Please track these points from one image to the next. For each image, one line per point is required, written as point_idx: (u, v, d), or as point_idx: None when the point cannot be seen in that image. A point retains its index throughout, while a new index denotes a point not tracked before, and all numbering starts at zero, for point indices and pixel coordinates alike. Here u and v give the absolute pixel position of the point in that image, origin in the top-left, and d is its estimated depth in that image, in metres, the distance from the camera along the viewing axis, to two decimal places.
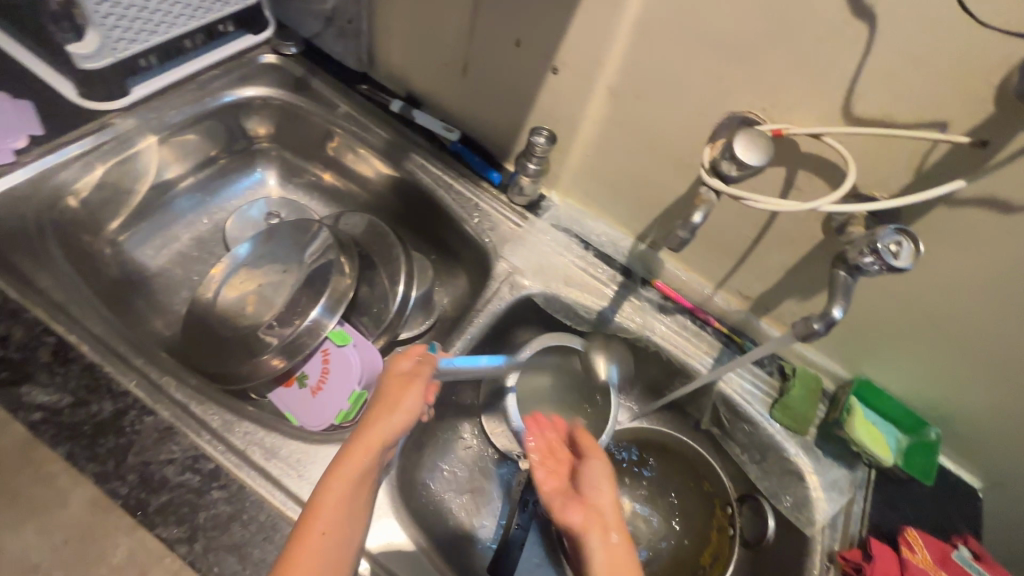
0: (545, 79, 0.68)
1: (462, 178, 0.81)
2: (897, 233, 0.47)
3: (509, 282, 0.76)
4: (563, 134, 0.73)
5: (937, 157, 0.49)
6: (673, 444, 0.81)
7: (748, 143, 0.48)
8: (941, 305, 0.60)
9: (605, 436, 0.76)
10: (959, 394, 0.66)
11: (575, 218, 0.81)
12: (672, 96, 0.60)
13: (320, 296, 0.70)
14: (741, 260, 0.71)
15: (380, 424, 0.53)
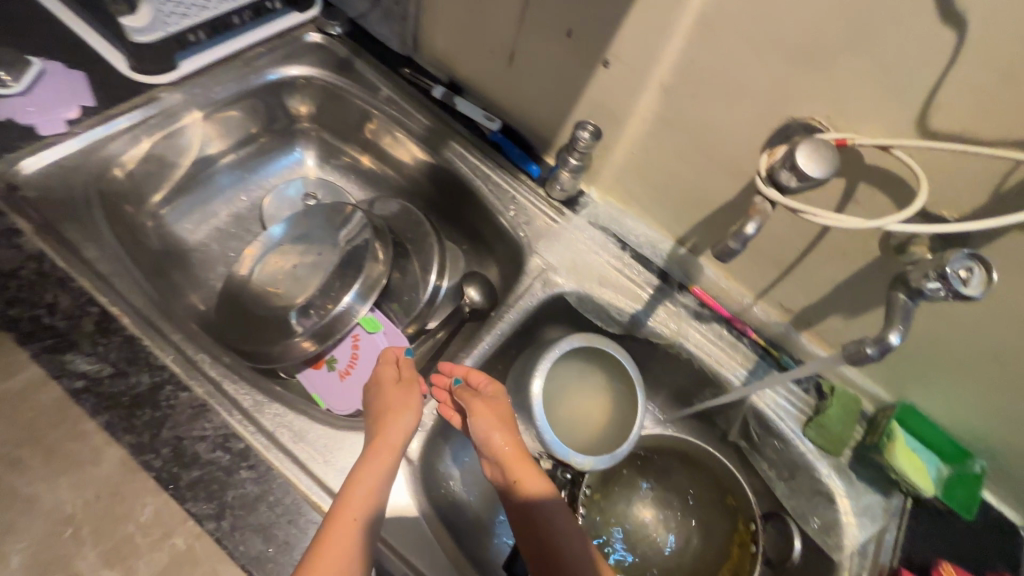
0: (594, 72, 0.66)
1: (500, 169, 0.80)
2: (968, 258, 0.44)
3: (542, 279, 0.75)
4: (608, 130, 0.71)
5: (1019, 179, 0.46)
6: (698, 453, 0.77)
7: (811, 152, 0.45)
8: (1003, 335, 0.56)
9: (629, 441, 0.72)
10: (1012, 429, 0.63)
11: (614, 217, 0.78)
12: (729, 97, 0.57)
13: (354, 281, 0.69)
14: (786, 272, 0.68)
15: (391, 420, 0.55)
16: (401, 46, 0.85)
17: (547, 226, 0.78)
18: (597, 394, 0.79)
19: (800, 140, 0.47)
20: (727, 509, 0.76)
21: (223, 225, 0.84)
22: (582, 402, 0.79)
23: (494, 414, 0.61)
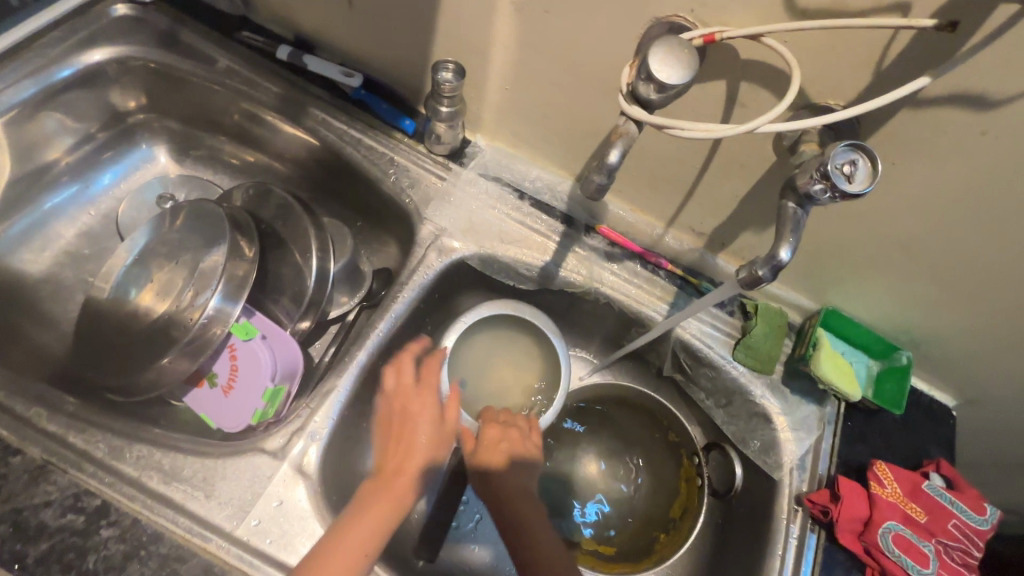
0: (439, 0, 0.57)
1: (371, 130, 0.71)
2: (850, 150, 0.39)
3: (436, 247, 0.67)
4: (474, 66, 0.62)
5: (899, 49, 0.40)
6: (631, 397, 0.76)
7: (665, 57, 0.39)
8: (910, 223, 0.53)
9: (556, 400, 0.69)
10: (932, 316, 0.61)
11: (504, 163, 0.71)
12: (585, 5, 0.50)
13: (215, 283, 0.61)
14: (690, 194, 0.63)
15: (419, 444, 0.55)
16: (231, 4, 0.73)
17: (433, 185, 0.70)
18: (521, 357, 0.74)
19: (653, 43, 0.40)
20: (670, 446, 0.75)
21: (71, 247, 0.74)
22: (506, 368, 0.74)
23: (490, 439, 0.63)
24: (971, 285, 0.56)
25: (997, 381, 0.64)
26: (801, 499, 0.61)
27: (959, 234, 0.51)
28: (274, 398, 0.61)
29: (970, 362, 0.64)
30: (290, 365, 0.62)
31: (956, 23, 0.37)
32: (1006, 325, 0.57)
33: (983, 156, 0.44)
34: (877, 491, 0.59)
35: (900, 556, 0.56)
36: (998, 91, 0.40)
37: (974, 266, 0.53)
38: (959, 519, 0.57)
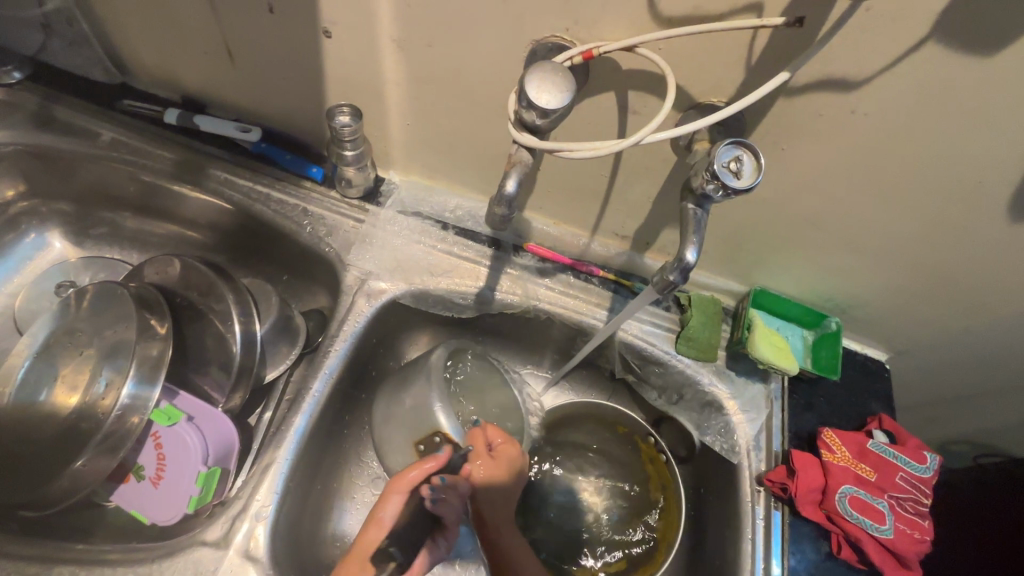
0: (320, 47, 0.55)
1: (278, 183, 0.68)
2: (734, 148, 0.40)
3: (364, 292, 0.65)
4: (370, 106, 0.61)
5: (761, 46, 0.42)
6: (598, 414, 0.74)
7: (542, 82, 0.39)
8: (811, 204, 0.55)
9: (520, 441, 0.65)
10: (848, 282, 0.64)
11: (420, 197, 0.70)
12: (463, 37, 0.50)
13: (127, 369, 0.57)
14: (605, 201, 0.63)
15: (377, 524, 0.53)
16: (107, 73, 0.70)
17: (352, 230, 0.68)
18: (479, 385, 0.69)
19: (528, 71, 0.40)
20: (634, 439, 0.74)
21: None
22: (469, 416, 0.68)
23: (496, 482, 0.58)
24: (875, 252, 0.58)
25: (917, 331, 0.67)
26: (761, 480, 0.62)
27: (857, 207, 0.53)
28: (208, 481, 0.58)
29: (892, 318, 0.67)
30: (226, 445, 0.60)
31: (801, 19, 0.39)
32: (913, 282, 0.61)
33: (860, 133, 0.46)
34: (829, 459, 0.61)
35: (859, 518, 0.58)
36: (857, 72, 0.42)
37: (876, 234, 0.56)
38: (906, 471, 0.59)
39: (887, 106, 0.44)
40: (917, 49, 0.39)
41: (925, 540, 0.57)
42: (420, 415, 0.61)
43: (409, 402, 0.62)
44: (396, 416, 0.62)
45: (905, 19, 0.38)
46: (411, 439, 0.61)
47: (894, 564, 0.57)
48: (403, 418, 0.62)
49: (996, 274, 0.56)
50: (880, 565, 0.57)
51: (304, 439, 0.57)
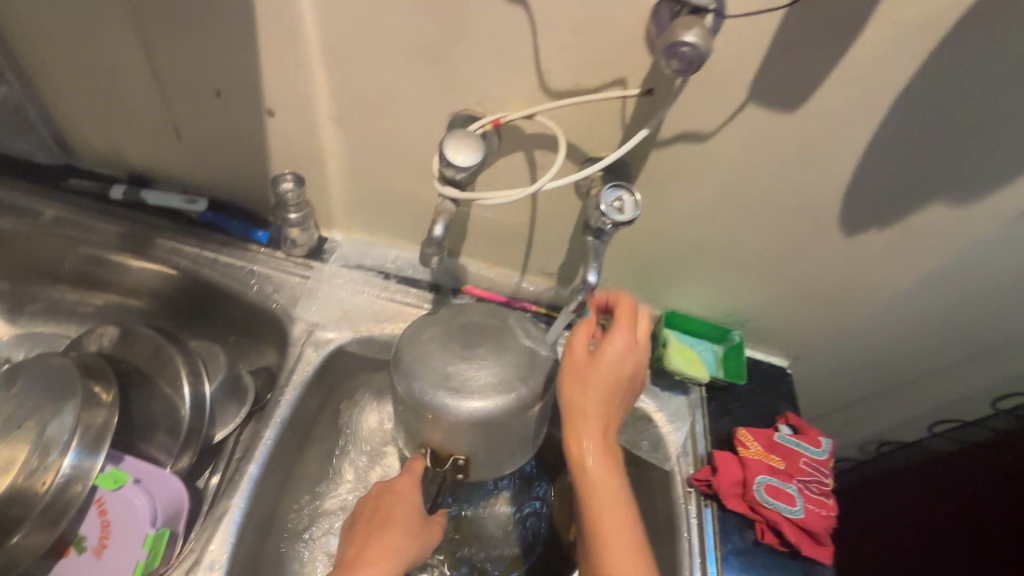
0: (264, 124, 0.62)
1: (225, 247, 0.73)
2: (617, 190, 0.50)
3: (312, 342, 0.69)
4: (312, 172, 0.68)
5: (631, 111, 0.53)
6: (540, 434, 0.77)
7: (458, 145, 0.48)
8: (695, 232, 0.66)
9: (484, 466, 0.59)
10: (741, 297, 0.75)
11: (362, 251, 0.76)
12: (391, 111, 0.59)
13: (66, 440, 0.57)
14: (529, 243, 0.72)
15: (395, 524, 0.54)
16: (51, 155, 0.73)
17: (298, 286, 0.73)
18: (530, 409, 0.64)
19: (446, 137, 0.48)
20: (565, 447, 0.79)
21: None
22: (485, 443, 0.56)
23: (601, 383, 0.52)
24: (755, 269, 0.70)
25: (805, 335, 0.79)
26: (689, 481, 0.69)
27: (731, 232, 0.65)
28: (156, 543, 0.58)
29: (783, 325, 0.78)
30: (175, 504, 0.61)
31: (652, 90, 0.51)
32: (791, 293, 0.72)
33: (719, 172, 0.58)
34: (744, 454, 0.68)
35: (774, 503, 0.65)
36: (705, 127, 0.54)
37: (751, 253, 0.67)
38: (806, 456, 0.68)
39: (734, 151, 0.56)
40: (743, 108, 0.52)
41: (831, 516, 0.65)
42: (485, 451, 0.57)
43: (501, 441, 0.56)
44: (506, 421, 0.54)
45: (730, 86, 0.50)
46: (462, 453, 0.56)
47: (810, 542, 0.64)
48: (487, 437, 0.55)
49: (850, 280, 0.69)
50: (797, 544, 0.63)
51: (257, 487, 0.59)
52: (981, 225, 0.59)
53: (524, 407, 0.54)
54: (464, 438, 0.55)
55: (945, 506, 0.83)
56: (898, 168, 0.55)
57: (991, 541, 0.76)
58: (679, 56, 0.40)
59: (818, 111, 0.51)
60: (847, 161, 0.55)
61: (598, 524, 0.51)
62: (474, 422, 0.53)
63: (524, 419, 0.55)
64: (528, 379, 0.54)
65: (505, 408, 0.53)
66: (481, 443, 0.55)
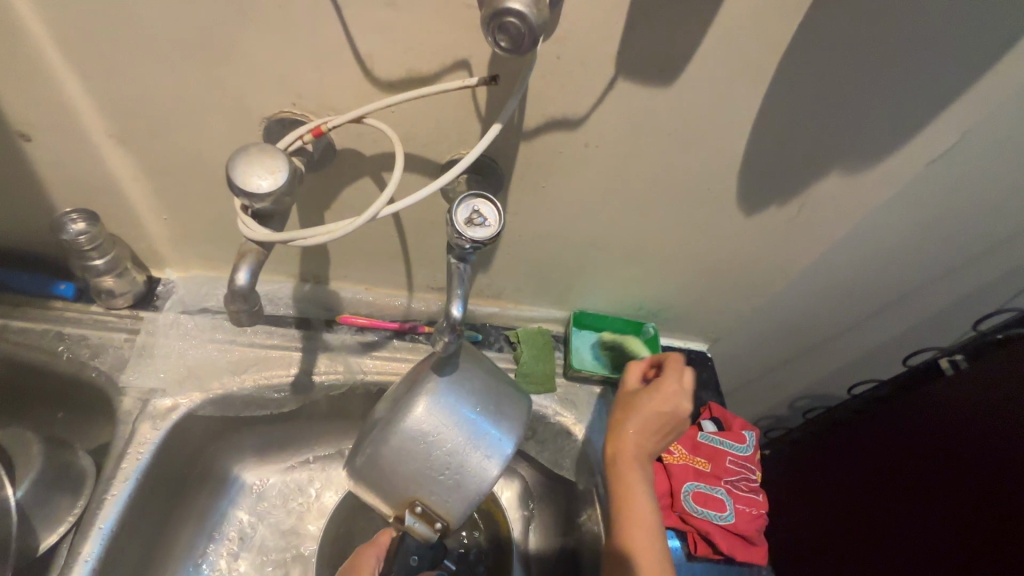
0: (21, 153, 0.48)
1: (18, 309, 0.58)
2: (472, 200, 0.41)
3: (148, 413, 0.56)
4: (111, 207, 0.53)
5: (483, 99, 0.43)
6: None
7: (249, 163, 0.36)
8: (588, 227, 0.58)
9: (452, 498, 0.43)
10: (649, 289, 0.68)
11: (203, 292, 0.62)
12: (187, 122, 0.46)
13: None
14: (407, 258, 0.62)
15: None
16: None
17: (126, 345, 0.59)
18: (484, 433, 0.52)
19: (235, 157, 0.37)
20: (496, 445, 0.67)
21: None
22: (426, 473, 0.43)
23: (655, 416, 0.58)
24: (659, 259, 0.63)
25: (720, 318, 0.74)
26: None
27: (625, 224, 0.58)
28: None
29: (696, 311, 0.73)
30: None
31: (497, 77, 0.41)
32: (700, 279, 0.67)
33: (601, 160, 0.50)
34: (669, 461, 0.63)
35: (703, 511, 0.60)
36: (574, 111, 0.45)
37: (652, 243, 0.61)
38: (732, 454, 0.64)
39: (612, 135, 0.48)
40: (613, 87, 0.43)
41: (761, 515, 0.61)
42: (439, 479, 0.43)
43: (445, 453, 0.43)
44: (433, 427, 0.44)
45: (592, 61, 0.41)
46: (409, 496, 0.44)
47: (742, 546, 0.60)
48: (426, 459, 0.43)
49: (757, 260, 0.64)
50: (730, 551, 0.59)
51: None
52: (878, 190, 0.55)
53: (438, 400, 0.44)
54: (402, 480, 0.43)
55: (873, 485, 0.78)
56: (789, 138, 0.49)
57: (912, 516, 0.70)
58: (505, 30, 0.32)
59: (697, 83, 0.44)
60: (736, 136, 0.48)
61: (627, 504, 0.55)
62: (398, 452, 0.43)
63: (452, 415, 0.44)
64: (426, 375, 0.46)
65: (412, 412, 0.44)
66: (423, 472, 0.43)
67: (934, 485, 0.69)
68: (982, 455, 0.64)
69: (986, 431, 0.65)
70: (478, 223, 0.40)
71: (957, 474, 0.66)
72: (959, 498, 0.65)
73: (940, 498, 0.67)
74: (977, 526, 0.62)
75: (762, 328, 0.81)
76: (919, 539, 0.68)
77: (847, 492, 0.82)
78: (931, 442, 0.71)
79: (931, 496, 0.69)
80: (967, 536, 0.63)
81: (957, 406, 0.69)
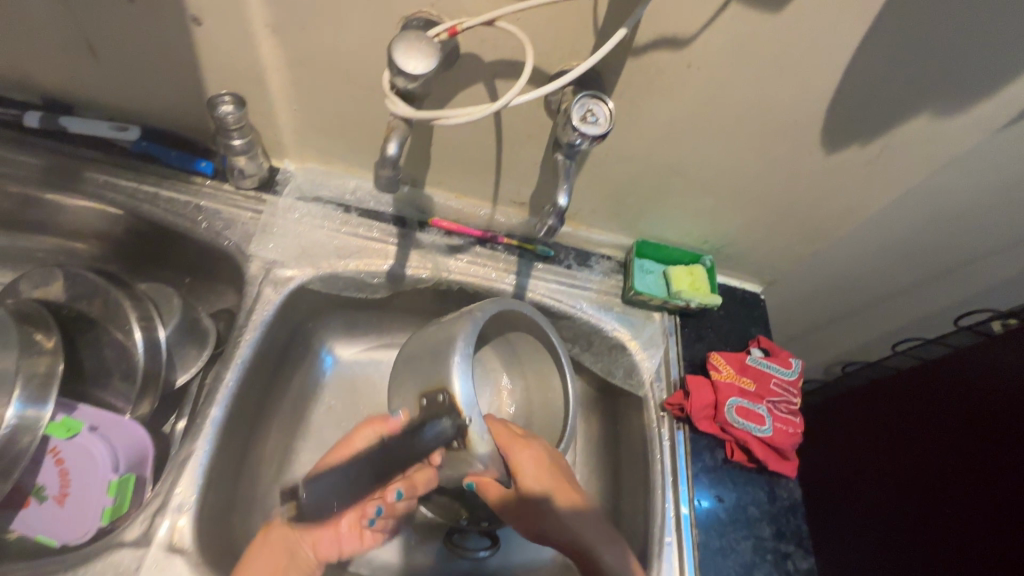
0: (189, 36, 0.54)
1: (164, 181, 0.67)
2: (589, 100, 0.46)
3: (271, 280, 0.65)
4: (254, 94, 0.61)
5: (604, 12, 0.48)
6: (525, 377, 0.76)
7: (408, 48, 0.42)
8: (672, 152, 0.62)
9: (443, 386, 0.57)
10: (715, 223, 0.73)
11: (319, 182, 0.71)
12: (335, 17, 0.52)
13: (10, 391, 0.54)
14: (498, 169, 0.67)
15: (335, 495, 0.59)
16: None
17: (251, 221, 0.67)
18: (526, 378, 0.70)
19: (395, 41, 0.43)
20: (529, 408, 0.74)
21: None
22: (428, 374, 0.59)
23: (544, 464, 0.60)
24: (732, 191, 0.67)
25: (777, 260, 0.79)
26: (662, 405, 0.70)
27: (707, 151, 0.62)
28: (121, 488, 0.57)
29: (758, 251, 0.77)
30: (139, 450, 0.59)
31: None
32: (766, 216, 0.71)
33: (699, 83, 0.54)
34: (717, 377, 0.69)
35: (743, 423, 0.66)
36: (685, 30, 0.49)
37: (729, 175, 0.65)
38: (777, 378, 0.70)
39: (714, 59, 0.51)
40: (726, 8, 0.47)
41: (797, 433, 0.67)
42: (429, 370, 0.59)
43: (433, 350, 0.59)
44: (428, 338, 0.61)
45: None
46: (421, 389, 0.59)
47: (776, 458, 0.67)
48: (425, 357, 0.60)
49: (827, 202, 0.67)
50: (765, 459, 0.66)
51: (223, 429, 0.56)
52: (960, 138, 0.57)
53: (439, 322, 0.62)
54: (416, 379, 0.60)
55: (902, 479, 0.80)
56: (884, 75, 0.52)
57: (953, 479, 0.73)
58: None
59: (808, 10, 0.47)
60: (834, 68, 0.51)
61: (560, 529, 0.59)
62: (411, 361, 0.62)
63: (440, 325, 0.61)
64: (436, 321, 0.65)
65: (418, 334, 0.63)
66: (421, 367, 0.60)
67: (962, 437, 0.73)
68: (1003, 378, 0.70)
69: (1003, 419, 0.68)
70: (592, 119, 0.46)
71: (989, 408, 0.71)
72: (988, 444, 0.69)
73: (974, 439, 0.71)
74: (1006, 507, 0.65)
75: (813, 275, 0.85)
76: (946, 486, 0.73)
77: (876, 489, 0.84)
78: (965, 391, 0.75)
79: (965, 442, 0.73)
80: (997, 469, 0.67)
81: (970, 356, 0.76)
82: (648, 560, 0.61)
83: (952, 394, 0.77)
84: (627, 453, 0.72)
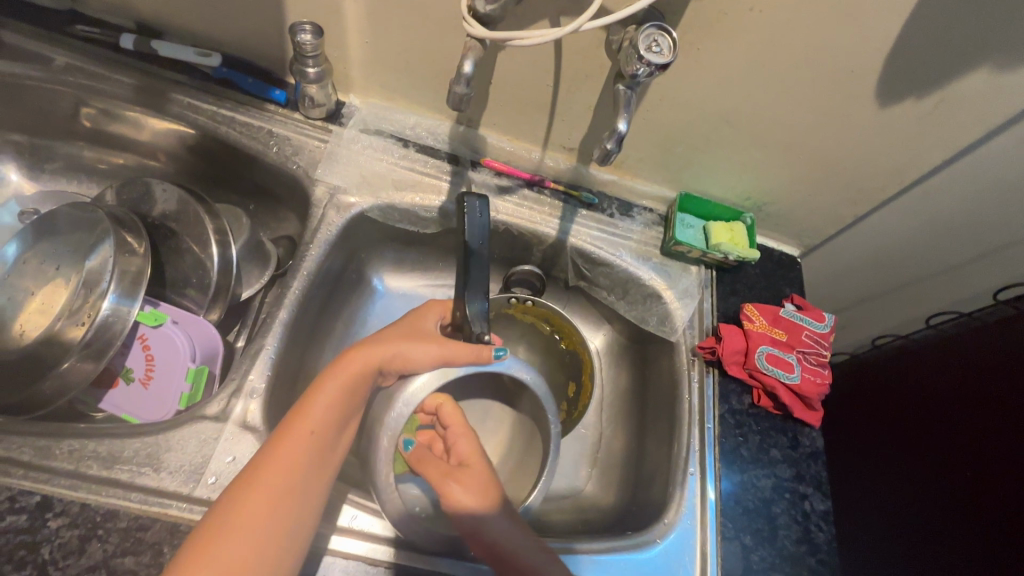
0: None
1: (241, 106, 0.72)
2: (654, 31, 0.49)
3: (334, 204, 0.70)
4: (330, 25, 0.65)
5: None
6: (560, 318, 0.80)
7: None
8: (724, 101, 0.64)
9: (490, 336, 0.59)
10: (760, 179, 0.74)
11: (381, 117, 0.75)
12: None
13: (106, 283, 0.59)
14: (552, 112, 0.70)
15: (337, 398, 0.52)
16: None
17: (318, 149, 0.72)
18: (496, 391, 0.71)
19: None
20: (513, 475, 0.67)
21: None
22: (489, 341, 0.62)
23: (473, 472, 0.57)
24: (780, 144, 0.68)
25: (817, 222, 0.80)
26: (694, 349, 0.73)
27: (758, 101, 0.63)
28: (196, 378, 0.63)
29: (799, 212, 0.78)
30: (211, 346, 0.65)
31: None
32: (811, 174, 0.72)
33: (759, 27, 0.55)
34: (750, 326, 0.71)
35: (773, 370, 0.69)
36: None
37: (779, 127, 0.66)
38: (809, 330, 0.72)
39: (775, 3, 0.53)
40: None
41: (825, 384, 0.70)
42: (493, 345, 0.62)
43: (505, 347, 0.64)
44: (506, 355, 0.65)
45: None
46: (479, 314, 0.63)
47: (802, 406, 0.69)
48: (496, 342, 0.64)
49: (875, 161, 0.68)
50: (790, 405, 0.68)
51: (288, 331, 0.62)
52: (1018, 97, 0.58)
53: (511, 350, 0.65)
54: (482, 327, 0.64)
55: (888, 467, 0.81)
56: (946, 25, 0.52)
57: (941, 447, 0.75)
58: None
59: None
60: (896, 16, 0.52)
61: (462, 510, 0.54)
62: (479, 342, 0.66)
63: None
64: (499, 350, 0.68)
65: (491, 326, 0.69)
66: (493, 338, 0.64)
67: (954, 406, 0.75)
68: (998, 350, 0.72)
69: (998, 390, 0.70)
70: (654, 50, 0.49)
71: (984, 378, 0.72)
72: (979, 413, 0.71)
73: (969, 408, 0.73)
74: (992, 471, 0.67)
75: (852, 240, 0.86)
76: (935, 454, 0.75)
77: (862, 466, 0.85)
78: (959, 363, 0.76)
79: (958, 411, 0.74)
80: (986, 439, 0.69)
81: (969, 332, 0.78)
82: (671, 486, 0.65)
83: (945, 365, 0.78)
84: (655, 394, 0.75)
